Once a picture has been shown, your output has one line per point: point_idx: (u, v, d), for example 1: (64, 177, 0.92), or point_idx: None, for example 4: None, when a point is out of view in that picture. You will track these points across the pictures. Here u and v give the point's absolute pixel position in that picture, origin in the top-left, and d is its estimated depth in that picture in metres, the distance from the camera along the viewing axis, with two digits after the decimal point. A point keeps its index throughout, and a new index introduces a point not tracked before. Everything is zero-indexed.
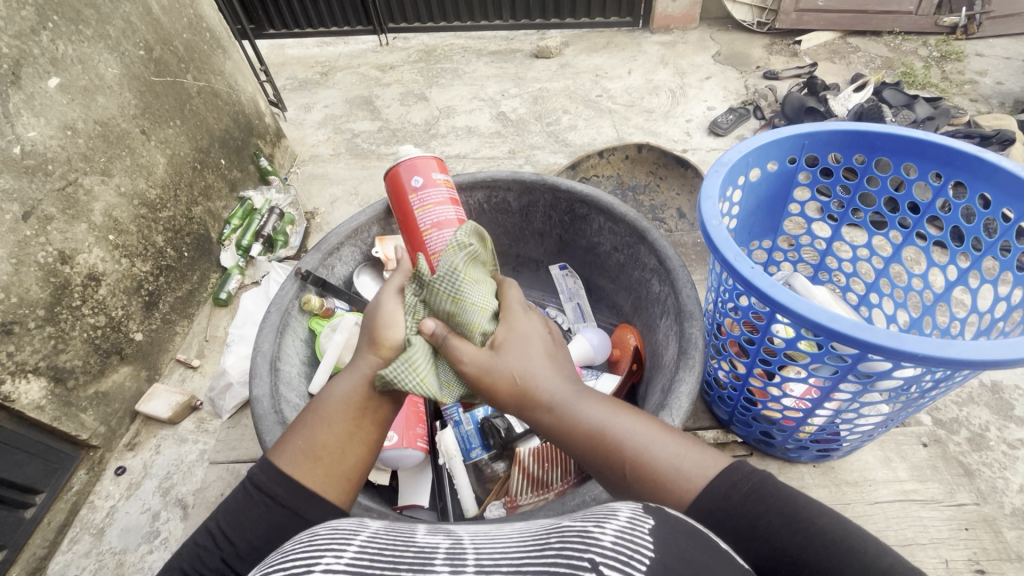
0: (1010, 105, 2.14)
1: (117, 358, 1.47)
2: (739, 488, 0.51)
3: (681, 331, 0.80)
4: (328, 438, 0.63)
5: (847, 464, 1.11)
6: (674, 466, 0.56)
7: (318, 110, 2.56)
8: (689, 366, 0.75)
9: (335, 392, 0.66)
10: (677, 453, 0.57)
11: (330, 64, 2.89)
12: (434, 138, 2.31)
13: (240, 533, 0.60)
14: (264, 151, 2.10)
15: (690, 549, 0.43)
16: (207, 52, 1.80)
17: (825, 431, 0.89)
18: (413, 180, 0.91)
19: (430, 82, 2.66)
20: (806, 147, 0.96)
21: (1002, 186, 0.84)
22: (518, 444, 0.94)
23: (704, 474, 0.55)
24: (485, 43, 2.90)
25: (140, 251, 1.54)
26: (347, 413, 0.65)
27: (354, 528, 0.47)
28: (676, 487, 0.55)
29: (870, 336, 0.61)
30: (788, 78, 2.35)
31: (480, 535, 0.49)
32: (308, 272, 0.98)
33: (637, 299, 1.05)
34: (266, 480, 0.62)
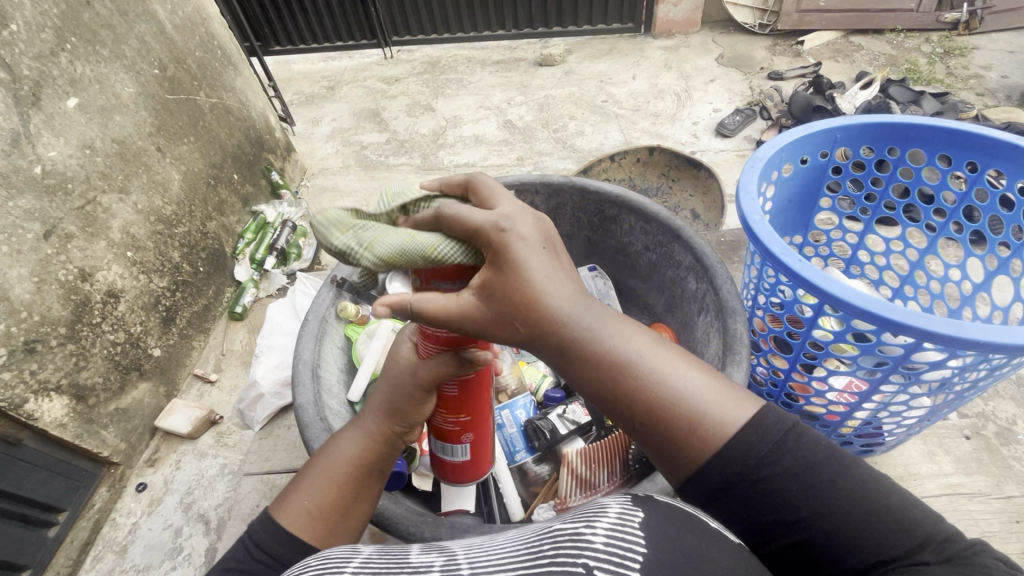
0: (1017, 98, 2.14)
1: (136, 375, 1.47)
2: (756, 451, 0.51)
3: (725, 327, 0.80)
4: (332, 498, 0.67)
5: (890, 460, 1.10)
6: (699, 418, 0.54)
7: (326, 124, 2.59)
8: (737, 361, 0.74)
9: (341, 450, 0.70)
10: (707, 403, 0.54)
11: (336, 78, 2.93)
12: (442, 148, 2.33)
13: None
14: (275, 165, 2.10)
15: (679, 536, 0.46)
16: (218, 69, 1.82)
17: (869, 426, 0.88)
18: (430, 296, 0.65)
19: (436, 92, 2.69)
20: (837, 141, 0.96)
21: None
22: (562, 445, 0.95)
23: (732, 421, 0.53)
24: (489, 53, 2.93)
25: (157, 267, 1.55)
26: (352, 472, 0.69)
27: (347, 556, 0.50)
28: (697, 440, 0.53)
29: (926, 325, 0.61)
30: (793, 78, 2.36)
31: (474, 548, 0.51)
32: (343, 279, 0.98)
33: (670, 298, 1.03)
34: (270, 539, 0.64)
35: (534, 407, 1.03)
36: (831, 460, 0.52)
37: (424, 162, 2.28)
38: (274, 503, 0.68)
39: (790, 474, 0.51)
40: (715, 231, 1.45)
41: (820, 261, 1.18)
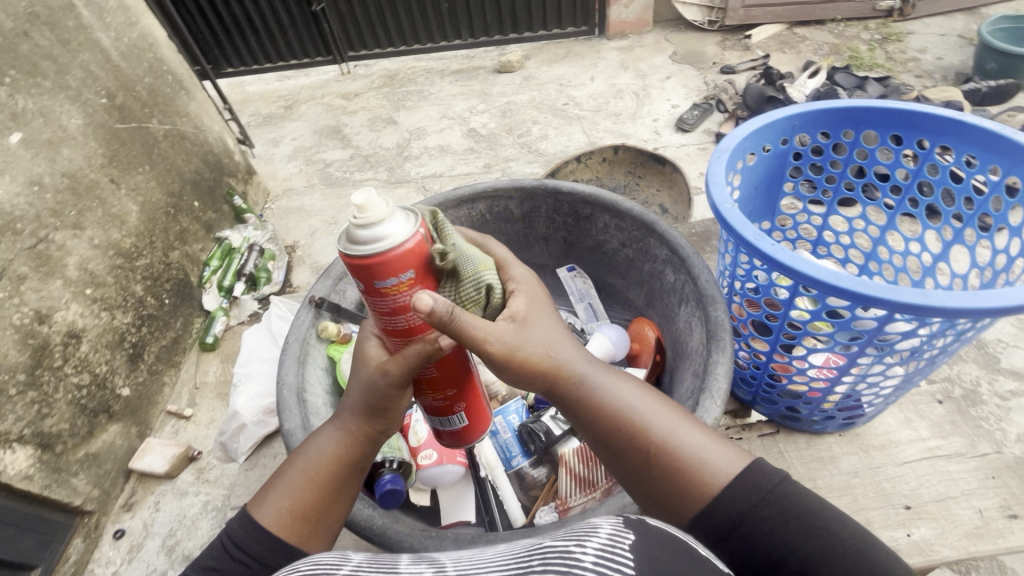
0: (952, 78, 2.26)
1: (106, 417, 1.41)
2: (757, 490, 0.56)
3: (707, 316, 0.81)
4: (305, 497, 0.67)
5: (872, 431, 1.13)
6: (699, 461, 0.61)
7: (287, 144, 2.56)
8: (721, 347, 0.76)
9: (320, 447, 0.70)
10: (704, 448, 0.62)
11: (294, 97, 2.89)
12: (408, 160, 2.32)
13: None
14: (237, 189, 2.05)
15: (669, 561, 0.46)
16: (170, 95, 1.76)
17: (849, 398, 0.90)
18: (388, 280, 0.58)
19: (397, 105, 2.68)
20: (796, 128, 1.00)
21: (984, 146, 0.89)
22: (558, 446, 0.94)
23: (730, 466, 0.60)
24: (447, 63, 2.94)
25: (120, 302, 1.49)
26: (332, 470, 0.69)
27: (336, 562, 0.50)
28: (693, 486, 0.60)
29: (897, 296, 0.63)
30: (744, 71, 2.44)
31: (465, 560, 0.51)
32: (322, 298, 0.97)
33: (651, 292, 1.06)
34: (247, 541, 0.63)
35: (526, 410, 1.02)
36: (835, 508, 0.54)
37: (390, 176, 2.27)
38: (251, 498, 0.68)
39: (781, 517, 0.54)
40: (685, 223, 1.49)
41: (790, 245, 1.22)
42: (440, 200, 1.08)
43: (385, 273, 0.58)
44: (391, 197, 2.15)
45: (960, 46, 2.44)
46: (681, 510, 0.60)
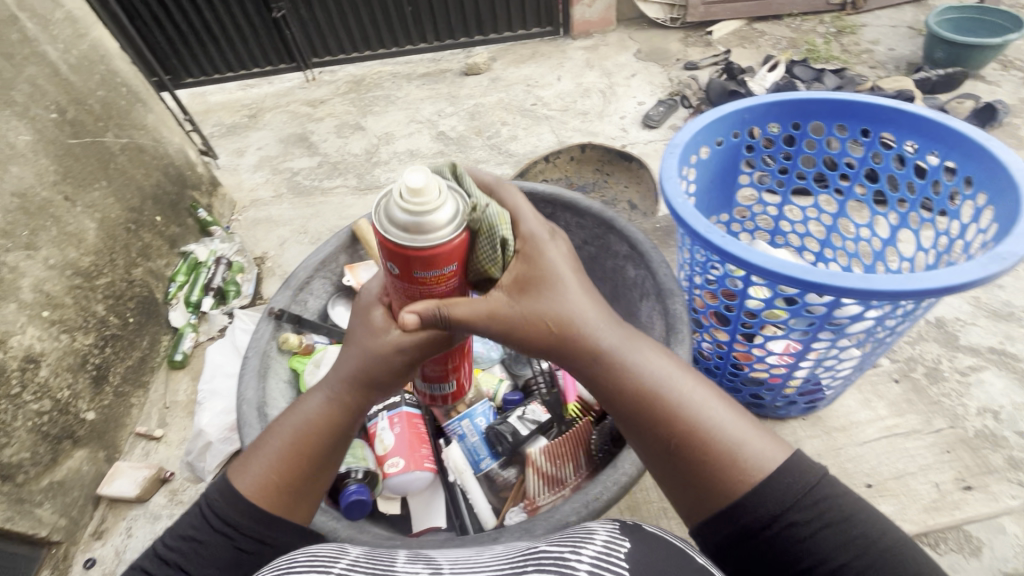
0: (905, 68, 2.34)
1: (70, 443, 1.37)
2: (794, 493, 0.62)
3: (666, 309, 0.85)
4: (286, 468, 0.71)
5: (835, 414, 1.22)
6: (735, 451, 0.66)
7: (252, 153, 2.51)
8: (680, 340, 0.80)
9: (311, 416, 0.73)
10: (740, 441, 0.66)
11: (258, 105, 2.84)
12: (378, 166, 2.30)
13: (196, 563, 0.67)
14: (202, 202, 2.01)
15: (661, 565, 0.58)
16: (125, 107, 1.71)
17: (808, 382, 0.93)
18: (431, 272, 0.64)
19: (365, 111, 2.65)
20: (746, 121, 1.02)
21: (924, 134, 0.92)
22: (526, 447, 0.94)
23: (771, 459, 0.65)
24: (414, 66, 2.92)
25: (80, 324, 1.44)
26: (320, 443, 0.73)
27: (332, 557, 0.59)
28: (724, 473, 0.65)
29: (841, 282, 0.65)
30: (707, 67, 2.48)
31: (458, 561, 0.62)
32: (281, 310, 0.96)
33: (614, 288, 1.04)
34: (228, 511, 0.69)
35: (494, 412, 1.01)
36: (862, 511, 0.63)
37: (360, 182, 2.24)
38: (230, 465, 0.73)
39: (823, 526, 0.61)
40: (651, 218, 1.51)
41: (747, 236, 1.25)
42: None
43: (432, 266, 0.63)
44: (362, 204, 2.13)
45: (910, 37, 2.53)
46: (711, 494, 0.65)
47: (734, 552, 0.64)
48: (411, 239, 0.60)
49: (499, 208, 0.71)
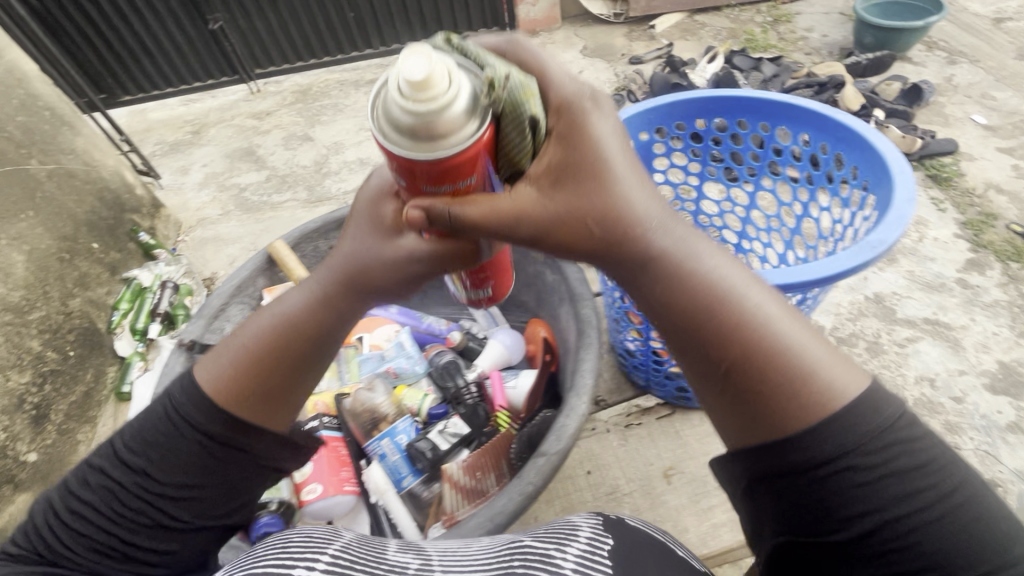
0: (838, 54, 2.43)
1: (11, 487, 1.31)
2: (872, 424, 0.53)
3: (578, 313, 0.96)
4: (258, 375, 0.68)
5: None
6: (809, 372, 0.55)
7: (197, 171, 2.43)
8: (588, 345, 0.90)
9: (293, 320, 0.69)
10: (817, 363, 0.56)
11: (201, 121, 2.75)
12: (328, 176, 2.26)
13: (161, 464, 0.68)
14: (143, 226, 1.94)
15: (644, 559, 0.66)
16: (50, 131, 1.63)
17: None
18: (449, 184, 0.60)
19: (312, 121, 2.60)
20: (656, 121, 1.09)
21: (815, 126, 1.03)
22: (445, 462, 0.99)
23: (849, 392, 0.54)
24: (362, 73, 2.88)
25: (13, 362, 1.37)
26: (299, 354, 0.69)
27: (327, 540, 0.64)
28: (797, 392, 0.55)
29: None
30: (652, 60, 2.52)
31: (448, 552, 0.68)
32: (192, 341, 0.96)
33: (538, 292, 1.13)
34: (196, 413, 0.68)
35: (415, 428, 1.05)
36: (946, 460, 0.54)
37: (310, 195, 2.20)
38: (199, 361, 0.72)
39: (897, 473, 0.53)
40: None
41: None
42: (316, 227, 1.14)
43: (450, 177, 0.59)
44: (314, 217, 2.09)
45: (841, 23, 2.62)
46: (757, 421, 0.57)
47: (777, 488, 0.56)
48: (417, 149, 0.54)
49: (524, 79, 0.61)
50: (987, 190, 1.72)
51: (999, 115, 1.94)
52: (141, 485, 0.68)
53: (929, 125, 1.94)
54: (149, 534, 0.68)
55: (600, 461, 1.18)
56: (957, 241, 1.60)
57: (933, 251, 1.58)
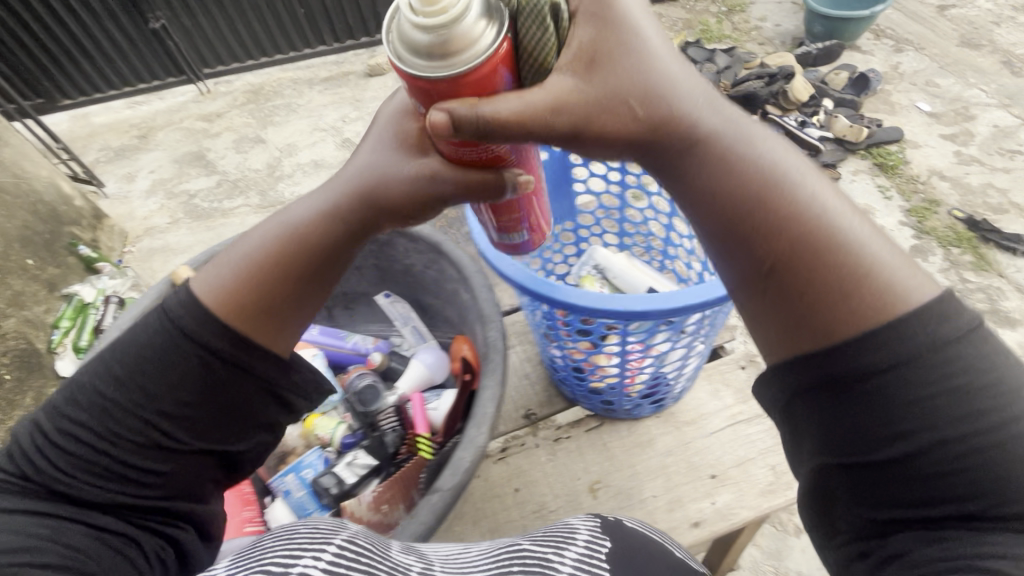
0: (790, 44, 2.46)
1: None
2: (956, 327, 0.49)
3: (486, 336, 0.93)
4: (271, 289, 0.69)
5: (683, 406, 1.06)
6: (867, 268, 0.52)
7: (144, 177, 2.34)
8: (491, 372, 0.88)
9: (306, 231, 0.70)
10: (882, 261, 0.52)
11: (148, 124, 2.64)
12: (281, 180, 2.20)
13: (153, 385, 0.67)
14: (84, 238, 1.86)
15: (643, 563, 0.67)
16: None
17: (654, 375, 0.97)
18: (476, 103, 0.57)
19: (265, 122, 2.52)
20: None
21: None
22: (350, 495, 1.01)
23: (920, 295, 0.50)
24: (316, 71, 2.80)
25: None
26: (312, 265, 0.70)
27: (332, 529, 0.62)
28: (850, 285, 0.51)
29: (614, 305, 0.80)
30: None
31: (448, 560, 0.68)
32: None
33: (459, 310, 1.09)
34: (191, 327, 0.67)
35: (322, 461, 1.08)
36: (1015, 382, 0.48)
37: (263, 200, 2.14)
38: (195, 275, 0.72)
39: (962, 383, 0.47)
40: None
41: (567, 264, 1.24)
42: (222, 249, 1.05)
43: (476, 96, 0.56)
44: None
45: (793, 12, 2.65)
46: (804, 316, 0.53)
47: (831, 398, 0.51)
48: (433, 68, 0.54)
49: None
50: (930, 177, 1.77)
51: (942, 102, 1.99)
52: (130, 407, 0.67)
53: (876, 113, 1.98)
54: (139, 453, 0.67)
55: (529, 476, 1.01)
56: (902, 228, 1.63)
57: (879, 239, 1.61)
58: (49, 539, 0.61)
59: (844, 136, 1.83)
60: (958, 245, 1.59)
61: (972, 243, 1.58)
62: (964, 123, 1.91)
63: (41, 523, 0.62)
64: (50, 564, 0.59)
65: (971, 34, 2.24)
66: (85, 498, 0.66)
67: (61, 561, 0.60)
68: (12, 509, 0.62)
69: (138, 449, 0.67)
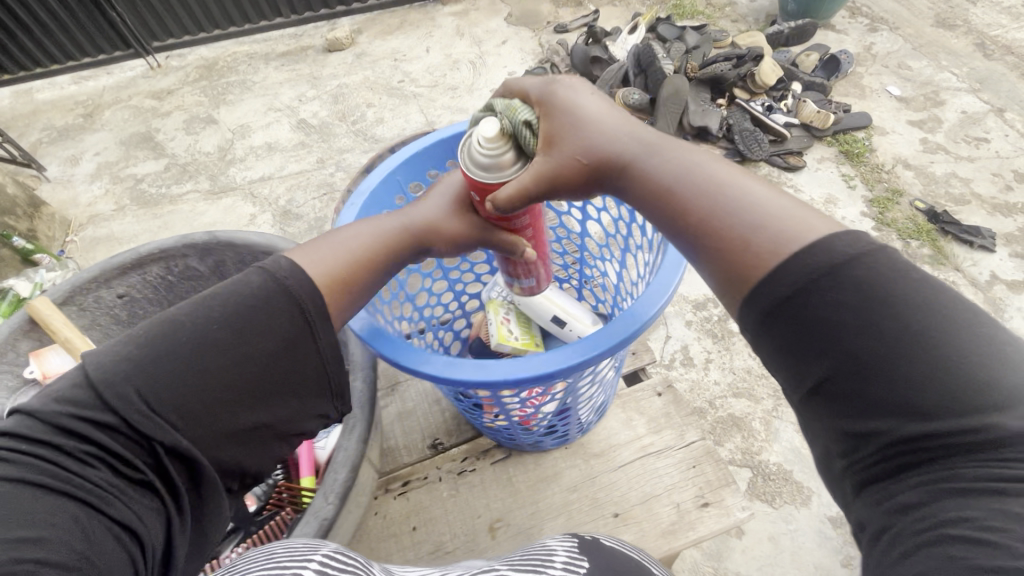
0: (763, 21, 2.37)
1: None
2: (869, 269, 0.43)
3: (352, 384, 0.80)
4: (348, 268, 0.69)
5: (593, 435, 0.94)
6: (770, 222, 0.49)
7: (89, 160, 2.22)
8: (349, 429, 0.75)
9: (369, 232, 0.73)
10: (778, 212, 0.49)
11: (94, 101, 2.50)
12: (232, 164, 2.11)
13: (258, 335, 0.61)
14: (18, 228, 1.76)
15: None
16: None
17: (563, 405, 0.84)
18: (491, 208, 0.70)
19: (217, 100, 2.40)
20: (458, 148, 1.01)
21: None
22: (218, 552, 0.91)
23: (807, 236, 0.46)
24: (273, 44, 2.66)
25: None
26: (367, 255, 0.71)
27: (309, 549, 0.55)
28: (760, 243, 0.48)
29: (479, 375, 0.66)
30: (578, 29, 2.41)
31: None
32: None
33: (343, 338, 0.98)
34: (300, 290, 0.64)
35: None
36: (934, 299, 0.42)
37: (213, 185, 2.05)
38: (294, 249, 0.70)
39: (863, 319, 0.42)
40: None
41: (479, 282, 1.17)
42: (97, 272, 0.98)
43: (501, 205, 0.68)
44: (217, 211, 1.96)
45: None
46: (725, 276, 0.51)
47: (763, 342, 0.48)
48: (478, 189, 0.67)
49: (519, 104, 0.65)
50: (895, 165, 1.73)
51: (913, 86, 1.94)
52: (229, 359, 0.59)
53: (846, 98, 1.93)
54: (207, 400, 0.58)
55: (427, 512, 0.89)
56: (863, 220, 1.61)
57: None
58: (68, 521, 0.51)
59: (810, 122, 1.79)
60: (918, 236, 1.57)
61: (930, 235, 1.56)
62: (933, 108, 1.86)
63: (53, 502, 0.51)
64: (57, 562, 0.48)
65: (947, 13, 2.18)
66: (111, 471, 0.55)
67: (72, 560, 0.49)
68: (33, 482, 0.51)
69: (200, 421, 0.58)
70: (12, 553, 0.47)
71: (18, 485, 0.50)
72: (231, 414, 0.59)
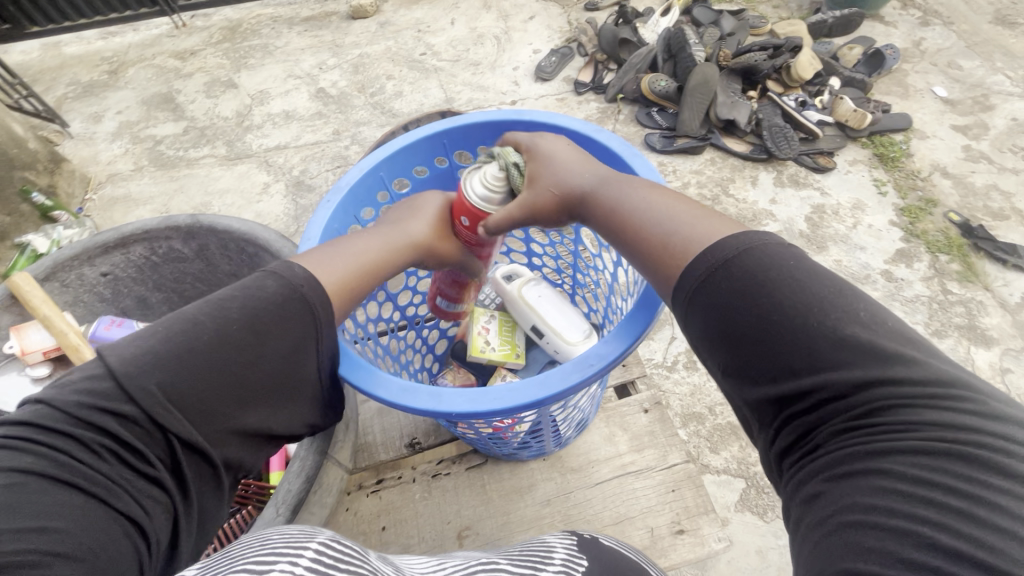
0: (807, 8, 2.24)
1: None
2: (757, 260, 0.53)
3: None
4: (354, 273, 0.70)
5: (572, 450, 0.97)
6: (688, 232, 0.60)
7: (111, 119, 2.23)
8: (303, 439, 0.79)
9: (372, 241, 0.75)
10: (691, 223, 0.61)
11: (119, 59, 2.50)
12: (249, 131, 2.10)
13: (275, 336, 0.61)
14: (39, 183, 1.78)
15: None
16: None
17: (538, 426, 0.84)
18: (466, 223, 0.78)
19: (239, 64, 2.38)
20: (448, 146, 0.98)
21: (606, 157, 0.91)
22: None
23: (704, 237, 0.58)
24: (298, 8, 2.61)
25: None
26: (371, 260, 0.73)
27: (305, 534, 0.48)
28: (680, 248, 0.60)
29: (448, 399, 0.65)
30: (608, 7, 2.31)
31: None
32: None
33: None
34: (316, 292, 0.65)
35: None
36: (801, 277, 0.51)
37: (230, 150, 2.05)
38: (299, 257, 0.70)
39: (747, 312, 0.52)
40: None
41: None
42: (81, 249, 1.01)
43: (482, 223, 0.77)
44: (232, 178, 1.96)
45: None
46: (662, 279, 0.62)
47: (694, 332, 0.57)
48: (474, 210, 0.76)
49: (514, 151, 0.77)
50: (932, 173, 1.64)
51: (962, 88, 1.82)
52: (243, 358, 0.59)
53: (886, 96, 1.82)
54: (222, 402, 0.58)
55: (398, 515, 0.92)
56: (891, 229, 1.53)
57: (864, 239, 1.52)
58: (74, 517, 0.48)
59: (845, 121, 1.70)
60: (948, 251, 1.49)
61: (961, 250, 1.48)
62: (980, 113, 1.75)
63: (62, 495, 0.49)
64: (66, 555, 0.46)
65: (1007, 10, 2.03)
66: (121, 464, 0.53)
67: (77, 550, 0.47)
68: (41, 473, 0.49)
69: (215, 420, 0.57)
70: (20, 543, 0.44)
71: (20, 475, 0.48)
72: (242, 412, 0.59)
